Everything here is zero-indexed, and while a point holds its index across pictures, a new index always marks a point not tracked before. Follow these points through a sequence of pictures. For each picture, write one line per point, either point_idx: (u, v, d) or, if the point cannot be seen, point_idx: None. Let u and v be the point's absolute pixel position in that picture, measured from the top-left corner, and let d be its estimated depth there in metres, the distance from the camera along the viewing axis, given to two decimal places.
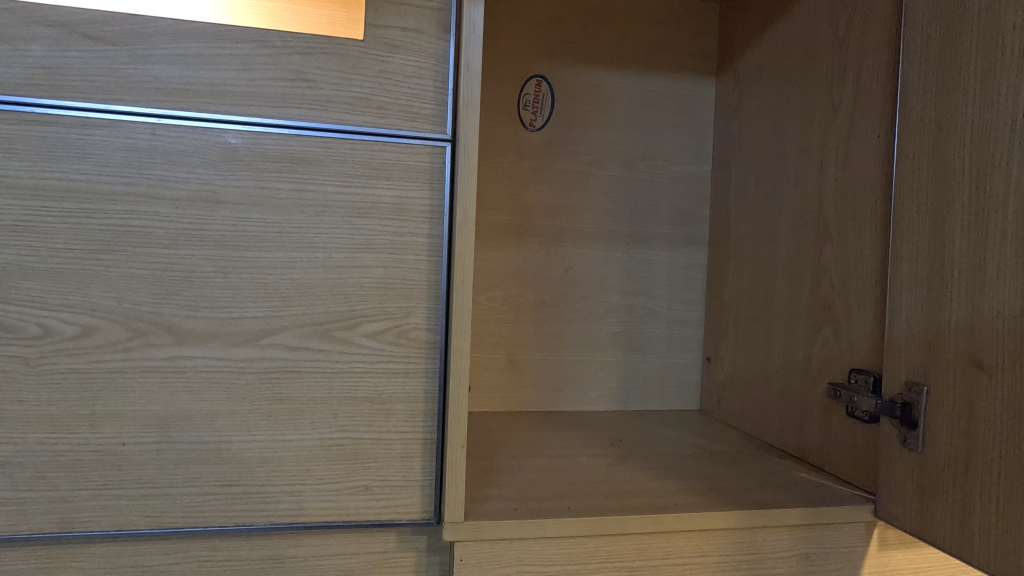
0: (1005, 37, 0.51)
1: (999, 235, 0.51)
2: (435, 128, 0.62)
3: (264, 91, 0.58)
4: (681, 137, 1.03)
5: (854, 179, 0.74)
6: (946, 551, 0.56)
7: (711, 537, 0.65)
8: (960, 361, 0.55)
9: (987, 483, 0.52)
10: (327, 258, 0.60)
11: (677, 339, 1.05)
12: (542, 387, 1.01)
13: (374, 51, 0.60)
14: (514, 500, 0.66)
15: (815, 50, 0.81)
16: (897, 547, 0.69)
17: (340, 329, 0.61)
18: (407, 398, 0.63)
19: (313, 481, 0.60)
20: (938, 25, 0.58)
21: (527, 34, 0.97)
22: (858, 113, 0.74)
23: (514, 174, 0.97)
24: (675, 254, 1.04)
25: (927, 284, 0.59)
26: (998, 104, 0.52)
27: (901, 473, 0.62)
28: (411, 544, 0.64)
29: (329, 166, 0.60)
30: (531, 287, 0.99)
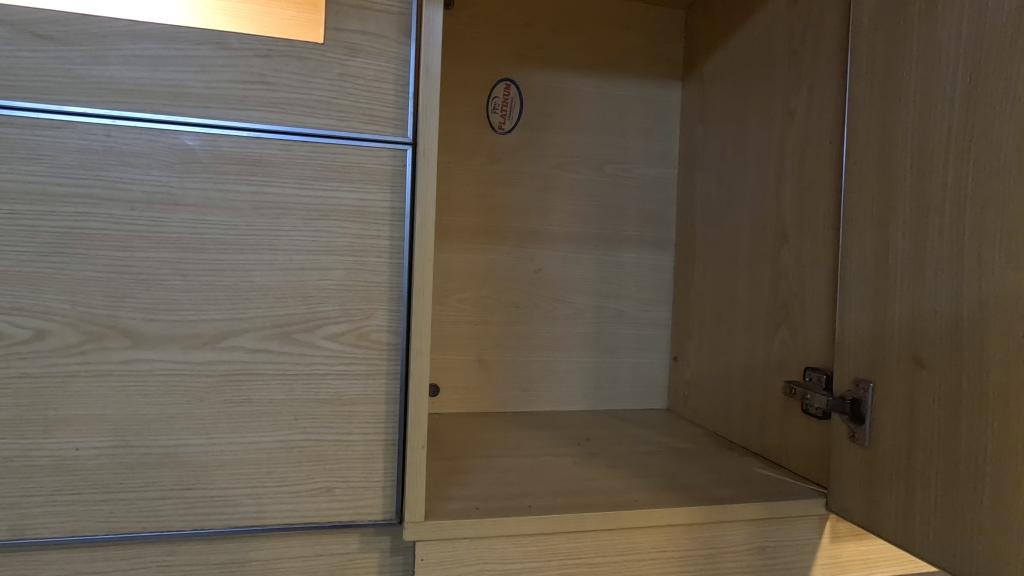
0: (940, 59, 0.57)
1: (921, 243, 0.59)
2: (397, 131, 0.62)
3: (222, 94, 0.59)
4: (650, 144, 1.12)
5: (807, 184, 0.81)
6: (895, 536, 0.61)
7: (669, 533, 0.67)
8: (903, 356, 0.61)
9: (927, 471, 0.57)
10: (287, 261, 0.60)
11: (646, 339, 1.14)
12: (511, 387, 1.08)
13: (334, 55, 0.60)
14: (477, 500, 0.66)
15: (773, 61, 0.88)
16: (849, 539, 0.73)
17: (299, 331, 0.61)
18: (369, 399, 0.63)
19: (275, 482, 0.61)
20: (881, 47, 0.65)
21: (500, 49, 1.05)
22: (811, 121, 0.80)
23: (484, 176, 1.05)
24: (643, 255, 1.12)
25: (874, 284, 0.65)
26: (938, 119, 0.57)
27: (850, 464, 0.67)
28: (374, 545, 0.65)
29: (288, 169, 0.60)
30: (501, 290, 1.06)
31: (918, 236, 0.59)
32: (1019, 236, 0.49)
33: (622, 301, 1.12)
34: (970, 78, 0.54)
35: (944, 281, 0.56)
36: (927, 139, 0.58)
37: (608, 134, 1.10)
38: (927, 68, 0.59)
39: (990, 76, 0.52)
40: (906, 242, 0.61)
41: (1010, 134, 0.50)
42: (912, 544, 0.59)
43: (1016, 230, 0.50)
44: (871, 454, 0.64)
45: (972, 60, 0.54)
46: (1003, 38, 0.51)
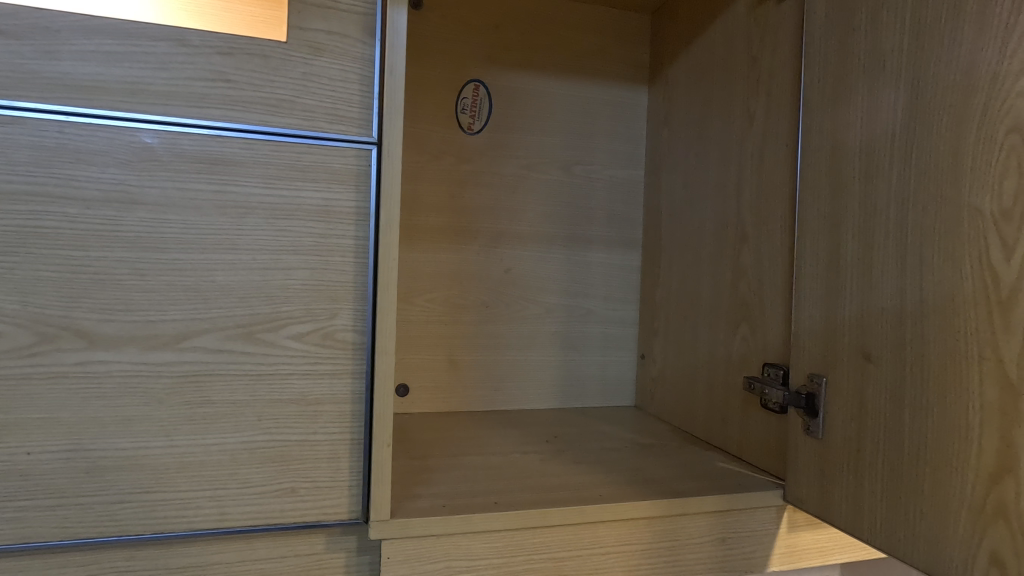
0: (886, 63, 0.60)
1: (869, 243, 0.62)
2: (362, 131, 0.62)
3: (182, 91, 0.58)
4: (617, 146, 1.14)
5: (765, 185, 0.83)
6: (845, 524, 0.64)
7: (633, 527, 0.68)
8: (852, 351, 0.63)
9: (875, 461, 0.60)
10: (250, 260, 0.60)
11: (614, 338, 1.16)
12: (481, 387, 1.09)
13: (298, 53, 0.60)
14: (443, 498, 0.67)
15: (734, 66, 0.90)
16: (805, 528, 0.76)
17: (262, 331, 0.61)
18: (334, 399, 0.63)
19: (238, 484, 0.61)
20: (832, 54, 0.67)
21: (469, 49, 1.05)
22: (768, 125, 0.83)
23: (453, 176, 1.05)
24: (611, 255, 1.14)
25: (826, 281, 0.67)
26: (884, 122, 0.60)
27: (804, 455, 0.70)
28: (341, 545, 0.65)
29: (250, 168, 0.60)
30: (470, 290, 1.07)
31: (866, 236, 0.62)
32: (956, 237, 0.52)
33: (590, 300, 1.14)
34: (911, 87, 0.57)
35: (889, 279, 0.59)
36: (873, 145, 0.61)
37: (576, 135, 1.11)
38: (873, 75, 0.62)
39: (928, 86, 0.55)
40: (855, 242, 0.63)
41: (947, 141, 0.53)
42: (860, 531, 0.62)
43: (952, 231, 0.53)
44: (823, 446, 0.67)
45: (913, 71, 0.57)
46: (940, 47, 0.54)
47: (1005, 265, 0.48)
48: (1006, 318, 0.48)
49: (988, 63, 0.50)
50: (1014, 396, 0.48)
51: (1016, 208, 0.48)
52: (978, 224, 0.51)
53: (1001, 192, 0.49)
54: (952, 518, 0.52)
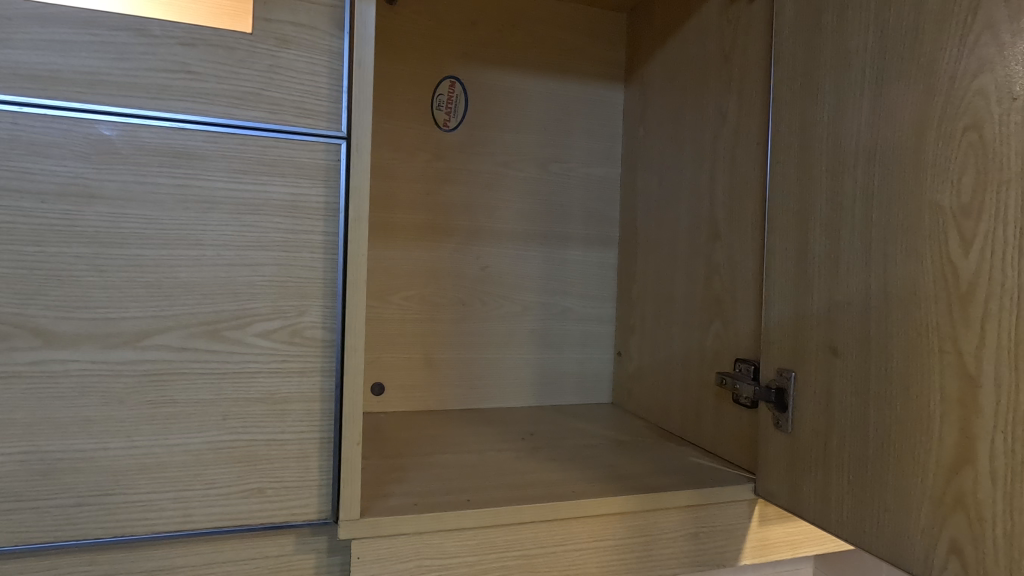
0: (851, 61, 0.61)
1: (835, 238, 0.63)
2: (330, 125, 0.61)
3: (143, 82, 0.56)
4: (594, 143, 1.14)
5: (737, 182, 0.84)
6: (813, 517, 0.65)
7: (606, 523, 0.69)
8: (820, 345, 0.64)
9: (842, 453, 0.61)
10: (215, 256, 0.59)
11: (592, 335, 1.16)
12: (458, 386, 1.08)
13: (264, 46, 0.59)
14: (416, 496, 0.66)
15: (707, 64, 0.91)
16: (777, 522, 0.77)
17: (228, 329, 0.59)
18: (303, 398, 0.62)
19: (202, 485, 0.59)
20: (800, 52, 0.68)
21: (444, 45, 1.04)
22: (739, 123, 0.84)
23: (428, 173, 1.04)
24: (587, 252, 1.15)
25: (795, 277, 0.68)
26: (850, 120, 0.61)
27: (774, 450, 0.71)
28: (311, 546, 0.64)
29: (215, 162, 0.58)
30: (446, 288, 1.06)
31: (833, 231, 0.63)
32: (918, 233, 0.53)
33: (567, 297, 1.14)
34: (875, 85, 0.58)
35: (854, 273, 0.60)
36: (840, 142, 0.62)
37: (553, 133, 1.11)
38: (840, 73, 0.62)
39: (892, 84, 0.56)
40: (822, 238, 0.64)
41: (909, 138, 0.54)
42: (828, 524, 0.62)
43: (914, 226, 0.54)
44: (792, 439, 0.68)
45: (877, 70, 0.58)
46: (903, 47, 0.55)
47: (964, 259, 0.49)
48: (965, 311, 0.49)
49: (948, 61, 0.51)
50: (972, 388, 0.49)
51: (973, 203, 0.49)
52: (939, 219, 0.52)
53: (960, 189, 0.50)
54: (914, 508, 0.53)
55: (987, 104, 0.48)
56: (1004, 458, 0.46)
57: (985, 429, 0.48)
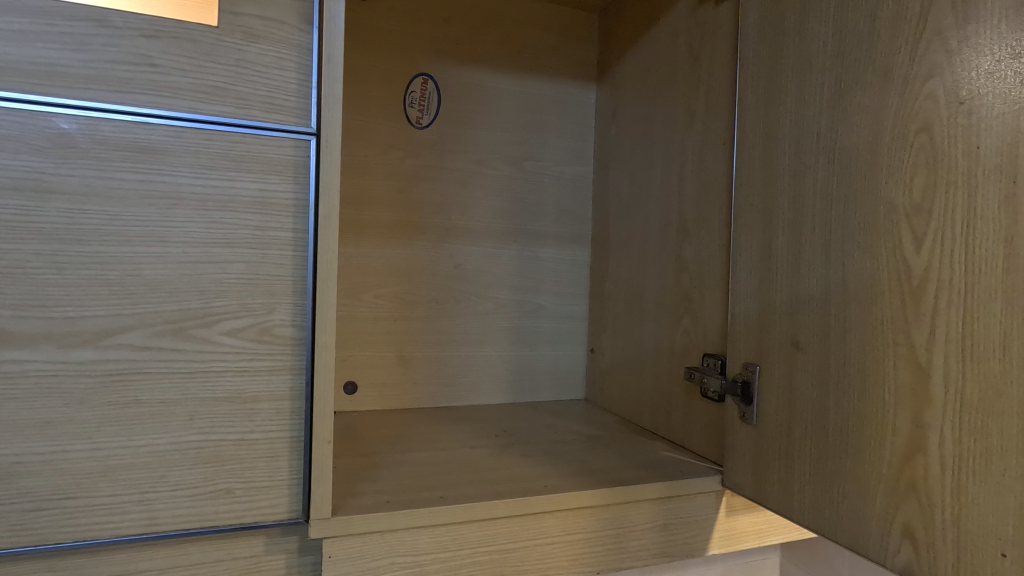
0: (812, 64, 0.63)
1: (797, 236, 0.65)
2: (300, 121, 0.60)
3: (103, 74, 0.55)
4: (566, 142, 1.15)
5: (705, 181, 0.86)
6: (777, 506, 0.67)
7: (578, 516, 0.70)
8: (783, 340, 0.66)
9: (803, 444, 0.63)
10: (181, 253, 0.58)
11: (565, 332, 1.17)
12: (432, 384, 1.08)
13: (230, 39, 0.58)
14: (388, 494, 0.66)
15: (676, 65, 0.93)
16: (743, 512, 0.79)
17: (194, 328, 0.58)
18: (272, 396, 0.61)
19: (168, 487, 0.58)
20: (764, 55, 0.70)
21: (417, 41, 1.04)
22: (707, 123, 0.85)
23: (401, 171, 1.04)
24: (560, 250, 1.16)
25: (759, 273, 0.70)
26: (811, 121, 0.63)
27: (740, 442, 0.73)
28: (281, 546, 0.63)
29: (179, 157, 0.57)
30: (419, 285, 1.06)
31: (795, 229, 0.65)
32: (873, 231, 0.56)
33: (541, 295, 1.15)
34: (834, 87, 0.60)
35: (815, 270, 0.62)
36: (802, 143, 0.64)
37: (526, 131, 1.12)
38: (801, 75, 0.64)
39: (850, 87, 0.58)
40: (785, 236, 0.66)
41: (866, 140, 0.57)
42: (791, 513, 0.65)
43: (870, 224, 0.56)
44: (757, 431, 0.70)
45: (836, 73, 0.60)
46: (860, 52, 0.57)
47: (915, 256, 0.52)
48: (917, 305, 0.52)
49: (902, 65, 0.53)
50: (923, 379, 0.51)
51: (924, 202, 0.51)
52: (893, 217, 0.54)
53: (912, 188, 0.52)
54: (871, 495, 0.56)
55: (937, 108, 0.50)
56: (952, 445, 0.48)
57: (934, 417, 0.50)
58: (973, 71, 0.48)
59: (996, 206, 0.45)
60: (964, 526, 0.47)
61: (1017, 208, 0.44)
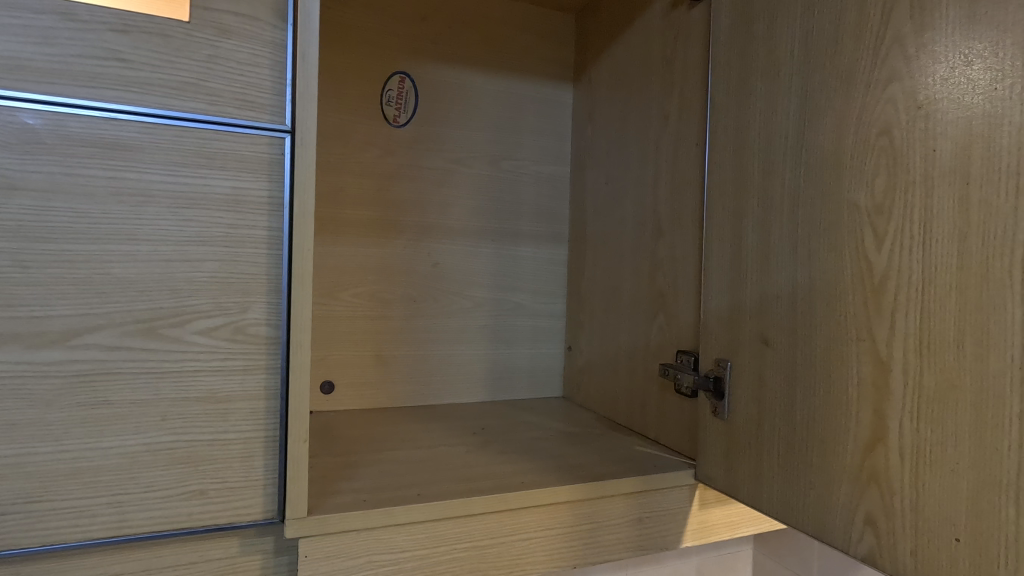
0: (780, 67, 0.65)
1: (766, 235, 0.66)
2: (274, 118, 0.60)
3: (70, 69, 0.54)
4: (544, 141, 1.16)
5: (679, 181, 0.87)
6: (747, 498, 0.68)
7: (554, 511, 0.70)
8: (753, 336, 0.68)
9: (772, 437, 0.65)
10: (152, 251, 0.57)
11: (543, 330, 1.18)
12: (410, 383, 1.08)
13: (202, 34, 0.57)
14: (365, 493, 0.66)
15: (650, 67, 0.94)
16: (716, 505, 0.81)
17: (165, 327, 0.58)
18: (247, 396, 0.60)
19: (140, 489, 0.57)
20: (735, 58, 0.72)
21: (393, 39, 1.04)
22: (680, 124, 0.87)
23: (378, 169, 1.03)
24: (538, 249, 1.17)
25: (731, 271, 0.72)
26: (779, 123, 0.65)
27: (712, 436, 0.74)
28: (256, 547, 0.63)
29: (150, 154, 0.56)
30: (397, 284, 1.06)
31: (764, 228, 0.67)
32: (838, 230, 0.58)
33: (519, 294, 1.15)
34: (801, 90, 0.62)
35: (783, 268, 0.64)
36: (770, 144, 0.66)
37: (504, 130, 1.13)
38: (770, 78, 0.66)
39: (816, 90, 0.60)
40: (755, 235, 0.68)
41: (831, 142, 0.58)
42: (761, 504, 0.66)
43: (835, 224, 0.58)
44: (728, 425, 0.72)
45: (803, 76, 0.62)
46: (825, 57, 0.59)
47: (877, 254, 0.54)
48: (878, 302, 0.53)
49: (865, 70, 0.55)
50: (884, 373, 0.53)
51: (885, 203, 0.53)
52: (856, 217, 0.56)
53: (874, 189, 0.54)
54: (835, 485, 0.58)
55: (896, 112, 0.52)
56: (911, 436, 0.50)
57: (895, 410, 0.52)
58: (930, 77, 0.50)
59: (951, 207, 0.47)
60: (922, 513, 0.49)
61: (970, 208, 0.46)
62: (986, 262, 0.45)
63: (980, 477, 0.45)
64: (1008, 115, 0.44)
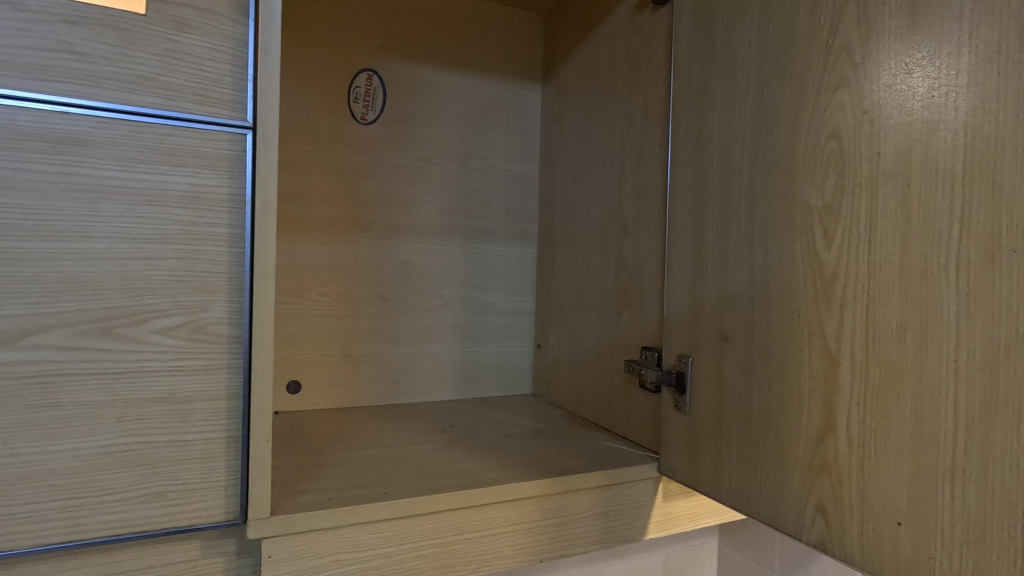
0: (738, 71, 0.67)
1: (725, 234, 0.68)
2: (235, 114, 0.59)
3: (18, 61, 0.52)
4: (513, 141, 1.17)
5: (643, 181, 0.89)
6: (708, 490, 0.70)
7: (521, 506, 0.71)
8: (712, 332, 0.70)
9: (731, 430, 0.67)
10: (107, 249, 0.56)
11: (512, 328, 1.19)
12: (379, 382, 1.07)
13: (159, 28, 0.56)
14: (330, 492, 0.66)
15: (616, 68, 0.96)
16: (679, 497, 0.83)
17: (122, 327, 0.56)
18: (208, 396, 0.59)
19: (95, 492, 0.56)
20: (695, 62, 0.74)
21: (360, 35, 1.03)
22: (644, 125, 0.89)
23: (346, 166, 1.03)
24: (507, 247, 1.17)
25: (692, 269, 0.74)
26: (737, 126, 0.67)
27: (675, 430, 0.76)
28: (218, 549, 0.62)
29: (105, 149, 0.55)
30: (365, 283, 1.05)
31: (722, 227, 0.69)
32: (792, 229, 0.60)
33: (488, 292, 1.16)
34: (757, 94, 0.64)
35: (740, 265, 0.66)
36: (729, 146, 0.68)
37: (473, 129, 1.13)
38: (728, 81, 0.68)
39: (771, 95, 0.62)
40: (714, 234, 0.70)
41: (783, 144, 0.61)
42: (720, 495, 0.68)
43: (788, 224, 0.60)
44: (690, 419, 0.74)
45: (758, 81, 0.64)
46: (779, 62, 0.61)
47: (826, 252, 0.56)
48: (827, 298, 0.56)
49: (816, 75, 0.57)
50: (833, 366, 0.55)
51: (833, 203, 0.55)
52: (808, 217, 0.58)
53: (823, 190, 0.56)
54: (789, 475, 0.60)
55: (844, 116, 0.55)
56: (857, 425, 0.53)
57: (842, 401, 0.54)
58: (875, 84, 0.52)
59: (894, 208, 0.50)
60: (867, 499, 0.52)
61: (910, 209, 0.49)
62: (924, 261, 0.47)
63: (919, 464, 0.48)
64: (943, 122, 0.46)
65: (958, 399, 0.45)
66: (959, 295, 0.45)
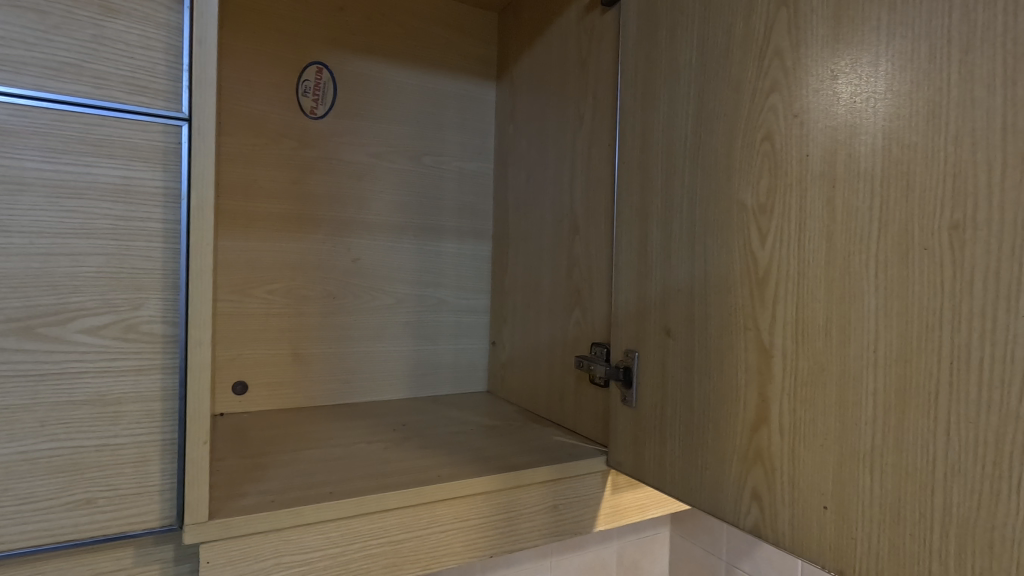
0: (680, 74, 0.69)
1: (668, 232, 0.70)
2: (168, 105, 0.57)
3: None
4: (467, 138, 1.17)
5: (592, 180, 0.91)
6: (653, 481, 0.72)
7: (470, 503, 0.71)
8: (656, 328, 0.72)
9: (674, 422, 0.69)
10: (28, 245, 0.53)
11: (466, 326, 1.19)
12: (329, 381, 1.05)
13: (85, 13, 0.53)
14: (274, 493, 0.64)
15: (566, 68, 0.97)
16: (627, 489, 0.85)
17: (45, 326, 0.54)
18: (140, 398, 0.57)
19: (15, 500, 0.53)
20: (641, 64, 0.75)
21: (309, 28, 1.01)
22: (594, 125, 0.90)
23: (294, 161, 1.00)
24: (461, 245, 1.17)
25: (638, 267, 0.76)
26: (679, 127, 0.69)
27: (622, 423, 0.78)
28: (155, 556, 0.60)
29: (25, 139, 0.52)
30: (315, 280, 1.03)
31: (666, 225, 0.71)
32: (729, 227, 0.62)
33: (442, 290, 1.16)
34: (698, 97, 0.66)
35: (682, 262, 0.68)
36: (672, 147, 0.70)
37: (425, 126, 1.12)
38: (671, 84, 0.70)
39: (710, 98, 0.64)
40: (658, 232, 0.72)
41: (721, 146, 0.63)
42: (664, 486, 0.70)
43: (726, 223, 0.62)
44: (636, 413, 0.75)
45: (699, 84, 0.66)
46: (718, 67, 0.63)
47: (761, 250, 0.58)
48: (761, 293, 0.58)
49: (751, 80, 0.60)
50: (766, 359, 0.58)
51: (767, 203, 0.58)
52: (743, 216, 0.60)
53: (758, 190, 0.59)
54: (727, 464, 0.62)
55: (776, 120, 0.57)
56: (788, 415, 0.55)
57: (775, 392, 0.57)
58: (804, 90, 0.54)
59: (821, 207, 0.52)
60: (797, 485, 0.54)
61: (835, 209, 0.51)
62: (847, 258, 0.50)
63: (842, 450, 0.50)
64: (864, 127, 0.49)
65: (877, 388, 0.48)
66: (877, 290, 0.48)
